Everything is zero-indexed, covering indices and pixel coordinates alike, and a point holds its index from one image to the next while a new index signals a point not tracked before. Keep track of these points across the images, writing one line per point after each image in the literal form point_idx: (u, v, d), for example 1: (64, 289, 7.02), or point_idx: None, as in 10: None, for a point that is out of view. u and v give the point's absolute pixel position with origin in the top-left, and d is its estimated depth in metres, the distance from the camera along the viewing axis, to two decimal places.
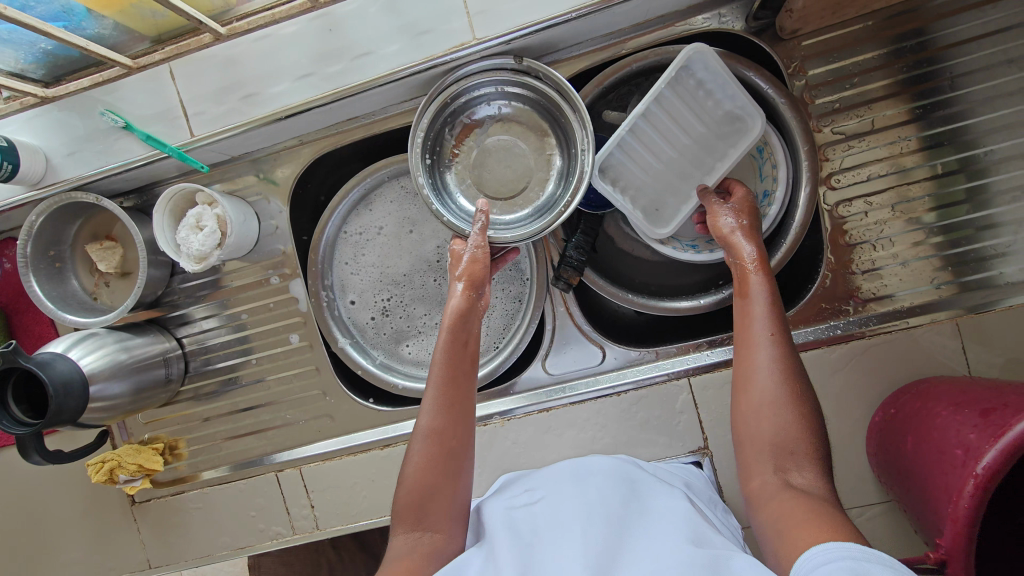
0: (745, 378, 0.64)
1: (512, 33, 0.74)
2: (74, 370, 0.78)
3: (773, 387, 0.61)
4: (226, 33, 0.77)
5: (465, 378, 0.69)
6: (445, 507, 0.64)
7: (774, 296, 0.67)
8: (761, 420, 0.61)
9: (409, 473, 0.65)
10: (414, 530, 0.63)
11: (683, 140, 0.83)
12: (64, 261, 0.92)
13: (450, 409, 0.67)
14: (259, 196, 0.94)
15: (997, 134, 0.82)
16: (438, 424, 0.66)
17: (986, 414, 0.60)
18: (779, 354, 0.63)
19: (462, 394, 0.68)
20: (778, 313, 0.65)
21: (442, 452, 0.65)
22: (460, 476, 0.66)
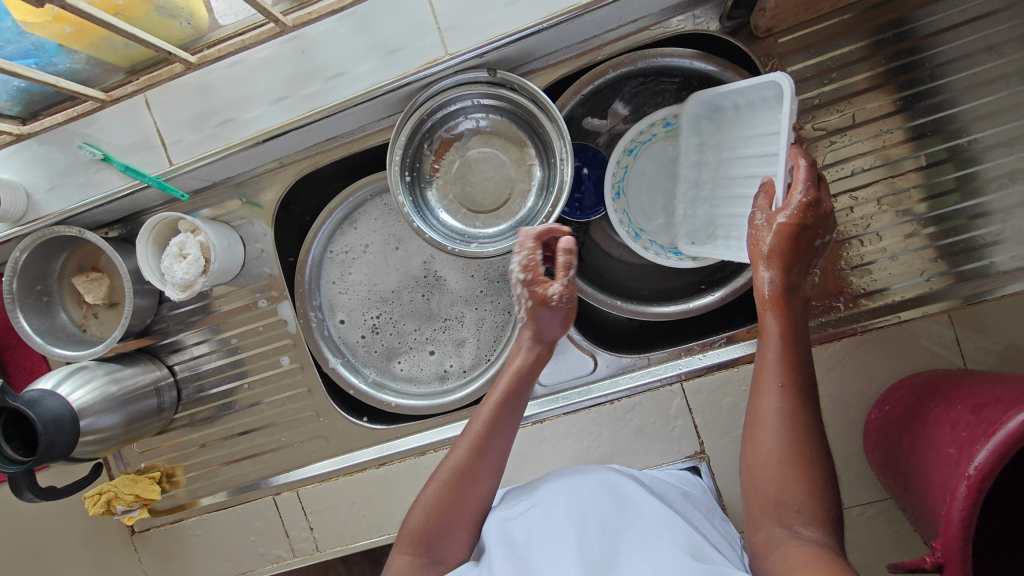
0: (755, 424, 0.63)
1: (484, 47, 0.74)
2: (63, 406, 0.78)
3: (782, 441, 0.60)
4: (198, 62, 0.77)
5: (506, 430, 0.72)
6: (453, 543, 0.68)
7: (789, 342, 0.63)
8: (768, 473, 0.61)
9: (428, 496, 0.69)
10: (415, 554, 0.66)
11: (744, 156, 0.76)
12: (51, 295, 0.92)
13: (484, 454, 0.70)
14: (243, 219, 0.94)
15: (982, 121, 0.81)
16: (471, 462, 0.70)
17: (978, 410, 0.59)
18: (787, 405, 0.61)
19: (500, 445, 0.71)
20: (793, 362, 0.63)
21: (466, 489, 0.69)
22: (474, 517, 0.69)
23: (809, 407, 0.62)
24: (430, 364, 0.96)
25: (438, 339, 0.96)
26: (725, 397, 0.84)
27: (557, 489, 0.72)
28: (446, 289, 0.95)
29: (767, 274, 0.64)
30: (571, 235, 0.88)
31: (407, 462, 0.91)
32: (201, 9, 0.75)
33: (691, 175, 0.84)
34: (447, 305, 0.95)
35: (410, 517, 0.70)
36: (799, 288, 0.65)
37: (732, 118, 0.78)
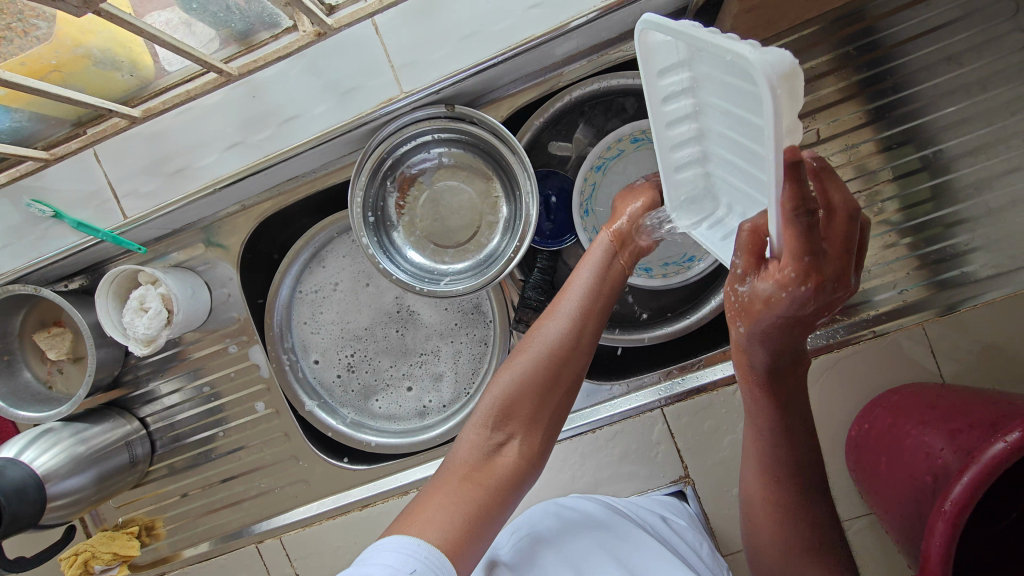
0: (752, 508, 0.64)
1: (440, 83, 0.72)
2: (27, 475, 0.75)
3: (779, 519, 0.61)
4: (141, 116, 0.74)
5: (597, 318, 0.68)
6: (531, 421, 0.65)
7: (777, 416, 0.59)
8: (774, 545, 0.62)
9: (508, 375, 0.66)
10: (490, 432, 0.64)
11: (731, 112, 0.51)
12: (12, 353, 0.89)
13: (575, 340, 0.67)
14: (207, 263, 0.91)
15: (949, 130, 0.81)
16: (562, 346, 0.66)
17: (952, 435, 0.60)
18: (779, 492, 0.61)
19: (589, 330, 0.67)
20: (784, 432, 0.60)
21: (553, 371, 0.65)
22: (556, 399, 0.66)
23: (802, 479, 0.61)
24: (409, 401, 0.94)
25: (415, 374, 0.94)
26: (706, 419, 0.83)
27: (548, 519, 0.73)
28: (420, 323, 0.94)
29: (754, 355, 0.56)
30: (543, 264, 0.86)
31: (390, 502, 0.88)
32: (145, 59, 0.71)
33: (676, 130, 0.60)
34: (422, 339, 0.94)
35: (486, 393, 0.66)
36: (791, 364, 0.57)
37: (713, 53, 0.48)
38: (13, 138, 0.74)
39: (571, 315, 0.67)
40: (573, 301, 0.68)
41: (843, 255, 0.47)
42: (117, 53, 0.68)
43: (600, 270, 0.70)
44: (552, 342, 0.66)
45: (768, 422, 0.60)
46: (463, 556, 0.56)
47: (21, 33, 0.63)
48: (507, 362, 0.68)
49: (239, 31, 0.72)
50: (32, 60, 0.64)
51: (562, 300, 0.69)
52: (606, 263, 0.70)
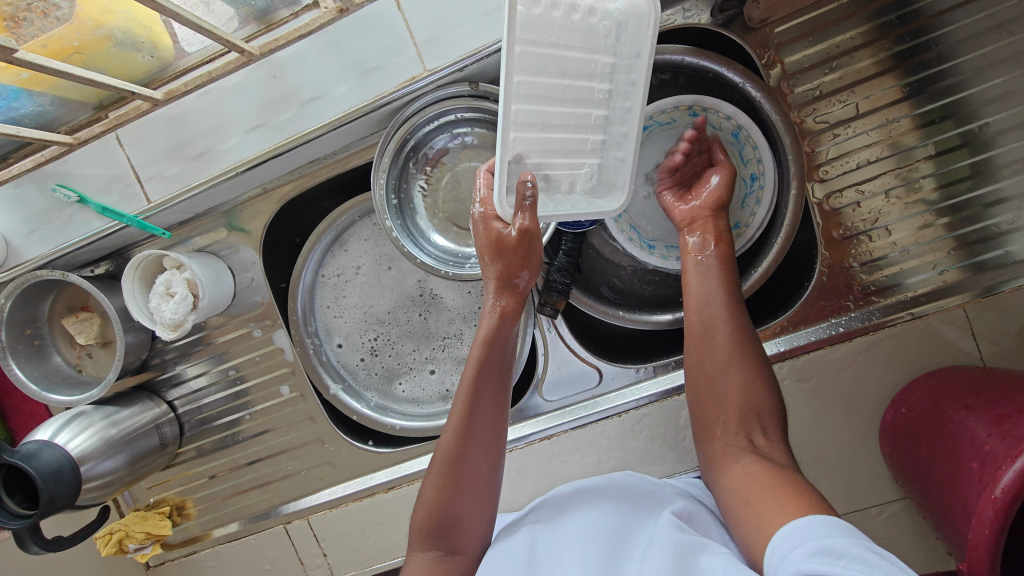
0: (698, 337, 0.70)
1: (464, 60, 0.70)
2: (62, 457, 0.77)
3: (724, 347, 0.68)
4: (163, 98, 0.72)
5: (484, 416, 0.66)
6: (467, 526, 0.65)
7: (716, 258, 0.73)
8: (714, 382, 0.67)
9: (425, 499, 0.66)
10: (428, 555, 0.63)
11: (569, 93, 0.60)
12: (43, 338, 0.90)
13: (470, 439, 0.65)
14: (230, 248, 0.91)
15: (993, 104, 0.77)
16: (456, 456, 0.65)
17: (999, 422, 0.58)
18: (728, 311, 0.69)
19: (482, 426, 0.66)
20: (723, 269, 0.72)
21: (461, 476, 0.65)
22: (479, 496, 0.66)
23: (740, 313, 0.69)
24: (432, 384, 0.94)
25: (438, 358, 0.94)
26: None
27: (567, 515, 0.69)
28: (443, 307, 0.93)
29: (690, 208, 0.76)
30: (567, 246, 0.83)
31: (415, 485, 0.90)
32: (164, 40, 0.70)
33: (530, 105, 0.58)
34: (445, 323, 0.93)
35: (415, 515, 0.67)
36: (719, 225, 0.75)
37: (553, 44, 0.57)
38: (35, 122, 0.73)
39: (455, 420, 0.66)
40: (455, 411, 0.66)
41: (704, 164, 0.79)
42: (138, 34, 0.67)
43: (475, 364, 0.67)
44: (447, 456, 0.65)
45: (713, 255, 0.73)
46: None
47: (41, 14, 0.61)
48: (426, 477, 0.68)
49: (259, 9, 0.71)
50: (53, 42, 0.63)
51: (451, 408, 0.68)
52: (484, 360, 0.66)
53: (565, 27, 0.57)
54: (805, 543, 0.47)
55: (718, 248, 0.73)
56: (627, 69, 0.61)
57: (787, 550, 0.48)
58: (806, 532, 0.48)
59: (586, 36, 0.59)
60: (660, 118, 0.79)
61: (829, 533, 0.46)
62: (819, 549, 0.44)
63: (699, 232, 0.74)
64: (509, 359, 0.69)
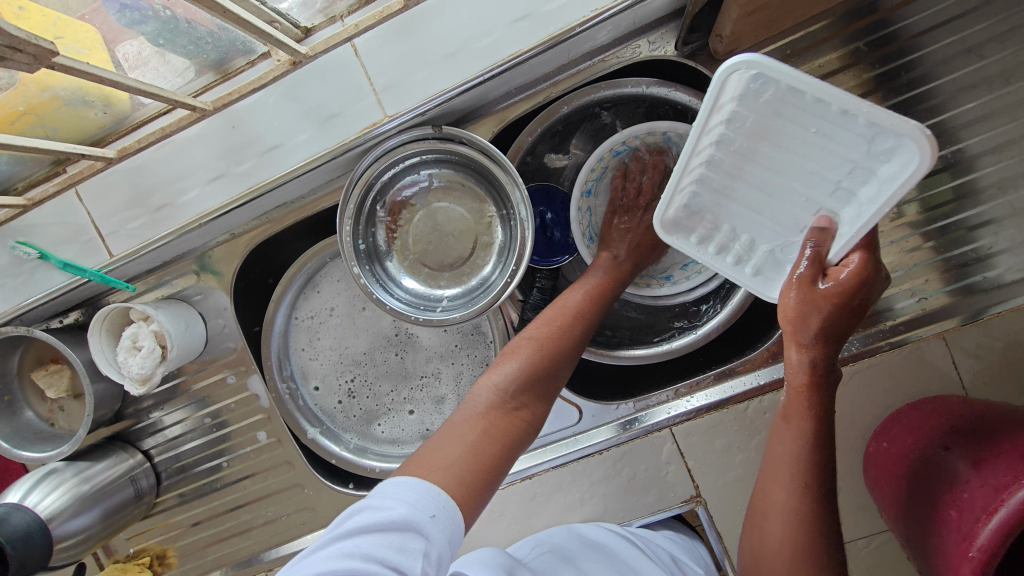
0: (763, 514, 0.62)
1: (425, 105, 0.69)
2: (30, 520, 0.75)
3: (785, 543, 0.59)
4: (116, 156, 0.73)
5: (595, 320, 0.72)
6: (529, 403, 0.66)
7: (813, 442, 0.58)
8: (772, 564, 0.60)
9: (513, 356, 0.68)
10: (496, 395, 0.64)
11: (795, 167, 0.60)
12: (13, 393, 0.88)
13: (579, 329, 0.71)
14: (201, 293, 0.89)
15: (968, 128, 0.76)
16: (558, 336, 0.69)
17: (978, 466, 0.56)
18: (799, 511, 0.58)
19: (575, 333, 0.70)
20: (811, 463, 0.58)
21: (559, 356, 0.69)
22: (549, 387, 0.68)
23: (825, 514, 0.58)
24: (412, 424, 0.92)
25: (417, 397, 0.92)
26: (717, 437, 0.81)
27: (572, 564, 0.66)
28: (420, 345, 0.92)
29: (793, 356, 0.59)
30: (542, 282, 0.82)
31: None
32: (118, 95, 0.69)
33: (724, 151, 0.61)
34: (423, 362, 0.92)
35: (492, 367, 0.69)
36: (834, 372, 0.59)
37: (810, 123, 0.55)
38: None
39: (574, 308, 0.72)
40: (577, 299, 0.72)
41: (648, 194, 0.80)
42: (87, 94, 0.66)
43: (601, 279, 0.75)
44: (553, 331, 0.69)
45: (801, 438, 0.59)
46: (466, 491, 0.56)
47: None
48: (504, 352, 0.70)
49: (213, 59, 0.69)
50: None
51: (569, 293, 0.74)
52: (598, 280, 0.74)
53: (796, 112, 0.55)
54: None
55: (813, 438, 0.58)
56: (853, 178, 0.57)
57: None
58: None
59: (852, 141, 0.55)
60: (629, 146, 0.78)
61: None
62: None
63: (796, 407, 0.59)
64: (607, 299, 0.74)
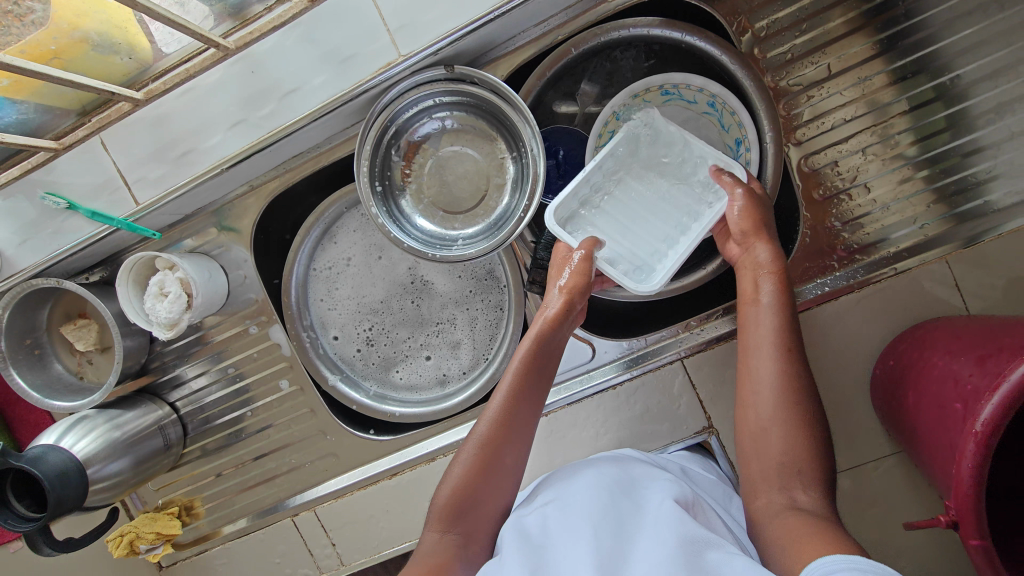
0: (753, 392, 0.65)
1: (438, 42, 0.71)
2: (67, 459, 0.78)
3: (780, 408, 0.63)
4: (144, 98, 0.74)
5: (527, 415, 0.70)
6: (478, 514, 0.66)
7: (787, 308, 0.67)
8: (766, 441, 0.63)
9: (452, 477, 0.67)
10: (442, 534, 0.64)
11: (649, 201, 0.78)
12: (43, 347, 0.90)
13: (511, 431, 0.68)
14: (221, 247, 0.92)
15: (965, 55, 0.78)
16: (492, 446, 0.67)
17: (981, 361, 0.59)
18: (785, 371, 0.64)
19: (519, 428, 0.69)
20: (787, 328, 0.66)
21: (496, 463, 0.67)
22: (499, 486, 0.68)
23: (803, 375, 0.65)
24: (429, 369, 0.95)
25: (433, 343, 0.95)
26: (726, 368, 0.84)
27: (563, 497, 0.65)
28: (434, 292, 0.94)
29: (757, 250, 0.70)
30: None
31: (418, 469, 0.91)
32: (141, 41, 0.71)
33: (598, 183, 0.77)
34: (438, 308, 0.94)
35: (436, 494, 0.67)
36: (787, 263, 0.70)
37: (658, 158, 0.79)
38: (20, 130, 0.75)
39: (502, 410, 0.69)
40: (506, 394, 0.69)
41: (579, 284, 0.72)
42: (114, 35, 0.68)
43: (530, 361, 0.71)
44: (484, 444, 0.67)
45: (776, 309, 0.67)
46: None
47: (17, 19, 0.63)
48: (449, 466, 0.69)
49: (233, 5, 0.72)
50: (32, 47, 0.65)
51: (495, 394, 0.70)
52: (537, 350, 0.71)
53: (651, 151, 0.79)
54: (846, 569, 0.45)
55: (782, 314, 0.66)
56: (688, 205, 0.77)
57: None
58: (850, 562, 0.46)
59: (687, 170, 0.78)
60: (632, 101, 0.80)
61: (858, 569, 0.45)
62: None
63: (765, 275, 0.68)
64: (547, 369, 0.72)
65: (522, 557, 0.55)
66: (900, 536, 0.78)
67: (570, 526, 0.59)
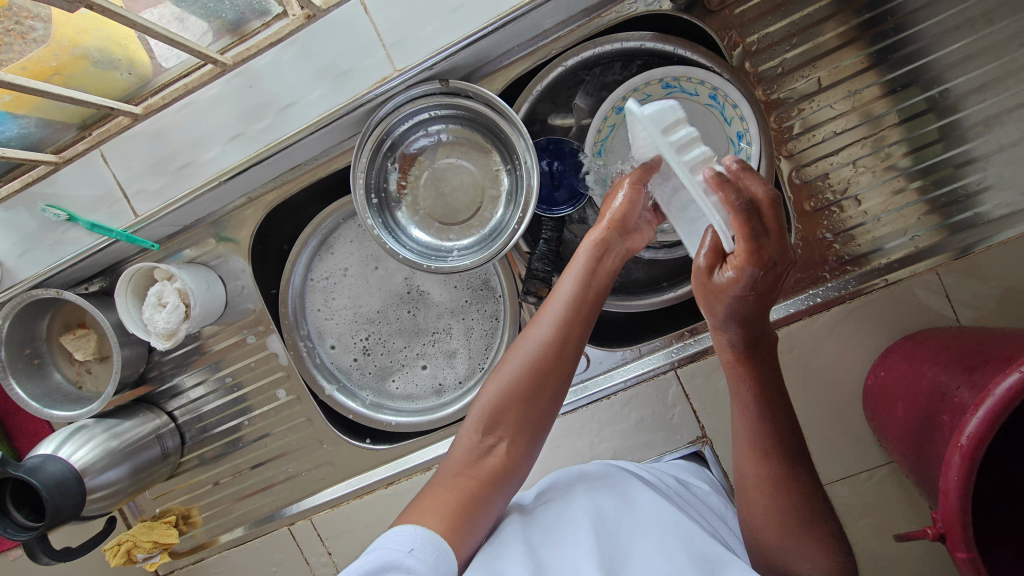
0: (747, 489, 0.63)
1: (433, 58, 0.73)
2: (66, 469, 0.78)
3: (774, 507, 0.60)
4: (143, 113, 0.75)
5: (579, 329, 0.68)
6: (521, 421, 0.66)
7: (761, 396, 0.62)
8: (769, 533, 0.61)
9: (496, 381, 0.67)
10: (481, 436, 0.65)
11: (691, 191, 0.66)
12: (42, 356, 0.91)
13: (560, 344, 0.67)
14: (219, 257, 0.93)
15: (955, 68, 0.79)
16: (541, 355, 0.66)
17: (971, 371, 0.60)
18: (770, 474, 0.61)
19: (570, 342, 0.67)
20: (772, 425, 0.62)
21: (541, 378, 0.66)
22: (546, 400, 0.66)
23: (797, 473, 0.61)
24: (425, 379, 0.95)
25: (429, 353, 0.95)
26: (719, 378, 0.84)
27: (562, 505, 0.66)
28: (430, 302, 0.95)
29: (727, 332, 0.61)
30: (548, 235, 0.85)
31: (414, 479, 0.92)
32: (141, 56, 0.73)
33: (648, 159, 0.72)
34: (434, 318, 0.95)
35: (478, 398, 0.68)
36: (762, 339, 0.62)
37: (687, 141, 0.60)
38: (21, 144, 0.76)
39: (556, 322, 0.67)
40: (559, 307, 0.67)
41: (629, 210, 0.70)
42: (114, 52, 0.69)
43: (583, 279, 0.68)
44: (534, 351, 0.66)
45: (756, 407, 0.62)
46: (460, 537, 0.59)
47: (19, 37, 0.64)
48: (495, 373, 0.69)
49: (231, 21, 0.73)
50: (33, 63, 0.66)
51: (548, 306, 0.69)
52: (592, 263, 0.69)
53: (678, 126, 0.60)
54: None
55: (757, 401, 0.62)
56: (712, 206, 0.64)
57: None
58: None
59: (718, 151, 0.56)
60: (633, 96, 0.80)
61: None
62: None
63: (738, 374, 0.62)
64: (604, 284, 0.70)
65: (521, 561, 0.56)
66: (893, 546, 0.78)
67: (567, 536, 0.59)
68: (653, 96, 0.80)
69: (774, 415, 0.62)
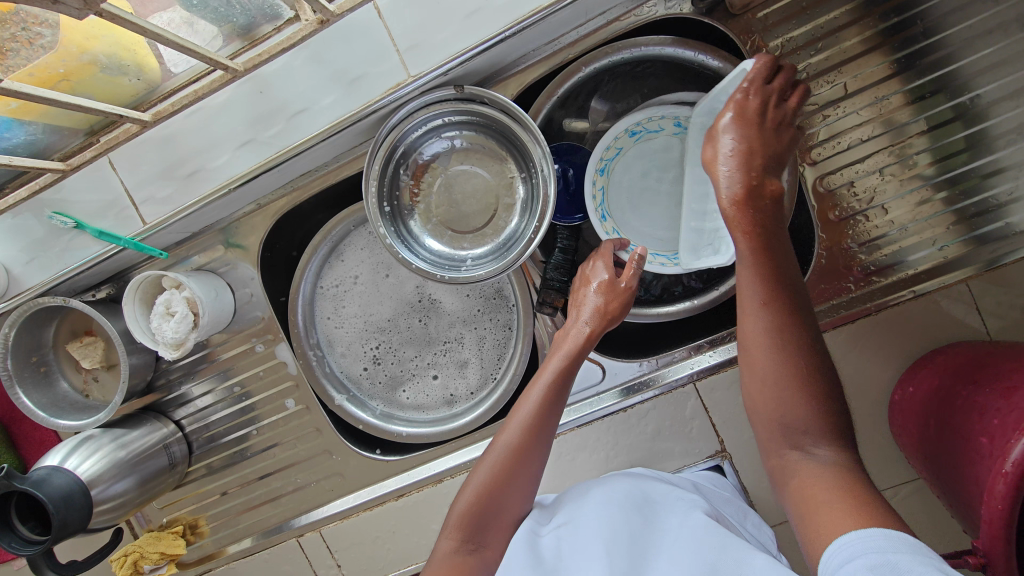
0: (746, 351, 0.59)
1: (448, 63, 0.71)
2: (72, 481, 0.77)
3: (776, 359, 0.57)
4: (152, 120, 0.74)
5: (548, 429, 0.70)
6: (501, 528, 0.67)
7: (764, 248, 0.59)
8: (763, 401, 0.58)
9: (470, 488, 0.68)
10: (461, 542, 0.65)
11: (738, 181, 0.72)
12: (49, 365, 0.90)
13: (532, 443, 0.69)
14: (228, 265, 0.91)
15: (985, 74, 0.76)
16: (517, 454, 0.68)
17: (1007, 394, 0.58)
18: (773, 320, 0.57)
19: (542, 441, 0.70)
20: (773, 273, 0.59)
21: (512, 478, 0.68)
22: (521, 492, 0.68)
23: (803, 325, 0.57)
24: (436, 389, 0.94)
25: (441, 362, 0.94)
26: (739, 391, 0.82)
27: (576, 522, 0.62)
28: (442, 311, 0.93)
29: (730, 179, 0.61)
30: (563, 244, 0.83)
31: (425, 491, 0.90)
32: (150, 61, 0.71)
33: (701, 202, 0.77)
34: (446, 327, 0.93)
35: (455, 505, 0.68)
36: (764, 187, 0.61)
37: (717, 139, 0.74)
38: (28, 151, 0.74)
39: (522, 426, 0.69)
40: (528, 409, 0.70)
41: (615, 299, 0.74)
42: (123, 57, 0.68)
43: (557, 377, 0.72)
44: (508, 452, 0.68)
45: (753, 253, 0.59)
46: None
47: (26, 43, 0.63)
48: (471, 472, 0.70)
49: (242, 26, 0.71)
50: (40, 70, 0.64)
51: (519, 406, 0.71)
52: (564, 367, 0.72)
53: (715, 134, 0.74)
54: (864, 556, 0.44)
55: (757, 247, 0.59)
56: None
57: (842, 561, 0.45)
58: (866, 543, 0.45)
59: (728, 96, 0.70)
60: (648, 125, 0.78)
61: (892, 547, 0.44)
62: (881, 563, 0.42)
63: (739, 221, 0.60)
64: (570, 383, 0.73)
65: None
66: None
67: (580, 556, 0.56)
68: (666, 133, 0.79)
69: (776, 261, 0.59)
